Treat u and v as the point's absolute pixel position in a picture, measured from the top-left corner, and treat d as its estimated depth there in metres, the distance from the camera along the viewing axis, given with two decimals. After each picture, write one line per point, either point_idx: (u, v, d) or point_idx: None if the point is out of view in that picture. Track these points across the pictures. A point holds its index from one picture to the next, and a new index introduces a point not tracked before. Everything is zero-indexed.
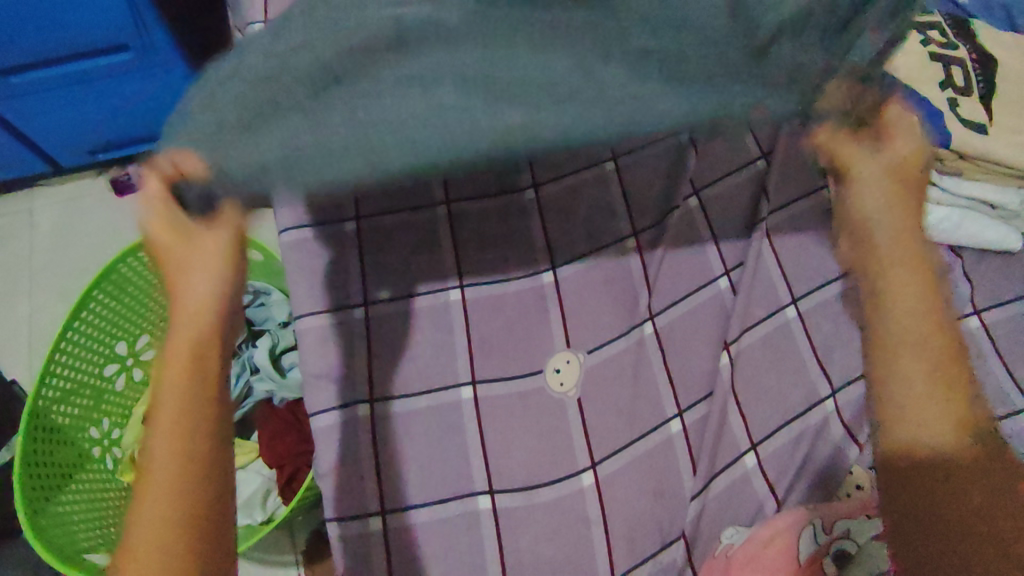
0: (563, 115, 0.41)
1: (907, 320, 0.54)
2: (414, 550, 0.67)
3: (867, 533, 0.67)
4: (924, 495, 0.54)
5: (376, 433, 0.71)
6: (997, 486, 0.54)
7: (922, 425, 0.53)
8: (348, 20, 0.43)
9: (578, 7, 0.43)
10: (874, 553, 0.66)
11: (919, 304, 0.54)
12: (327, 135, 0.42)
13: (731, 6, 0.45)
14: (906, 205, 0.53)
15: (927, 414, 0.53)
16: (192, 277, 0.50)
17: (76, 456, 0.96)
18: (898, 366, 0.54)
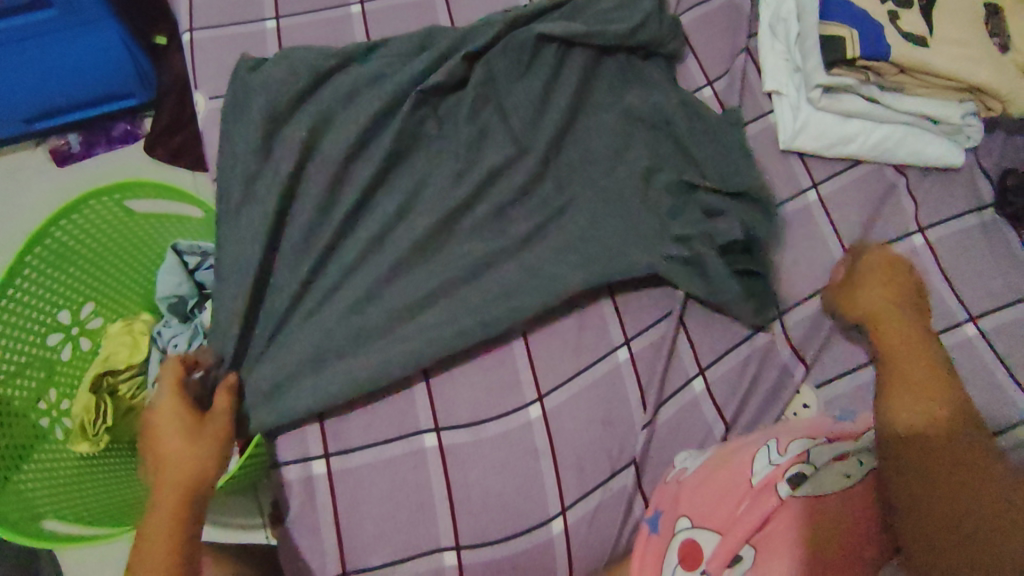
0: (488, 168, 0.78)
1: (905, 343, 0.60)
2: (361, 490, 0.67)
3: (825, 456, 0.58)
4: (930, 445, 0.51)
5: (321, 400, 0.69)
6: (977, 451, 0.50)
7: (914, 388, 0.56)
8: (364, 123, 0.77)
9: (496, 119, 0.81)
10: (831, 476, 0.56)
11: (910, 341, 0.61)
12: (363, 192, 0.76)
13: (574, 102, 0.82)
14: (884, 272, 0.66)
15: (914, 381, 0.56)
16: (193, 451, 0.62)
17: (30, 427, 0.94)
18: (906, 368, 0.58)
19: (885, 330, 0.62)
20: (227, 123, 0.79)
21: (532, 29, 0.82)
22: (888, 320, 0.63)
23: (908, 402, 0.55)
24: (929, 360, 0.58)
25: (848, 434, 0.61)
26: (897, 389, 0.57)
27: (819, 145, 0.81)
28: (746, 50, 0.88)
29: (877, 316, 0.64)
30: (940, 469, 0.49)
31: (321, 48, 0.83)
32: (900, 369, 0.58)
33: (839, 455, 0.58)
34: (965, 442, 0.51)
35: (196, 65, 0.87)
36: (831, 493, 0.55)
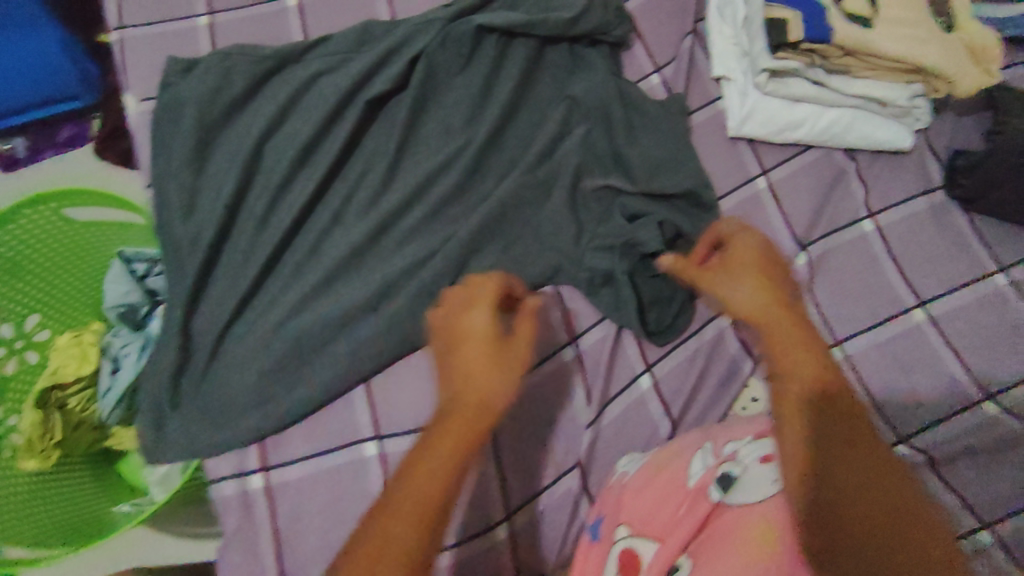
0: (429, 170, 0.76)
1: (785, 342, 0.57)
2: (300, 503, 0.65)
3: (754, 455, 0.58)
4: (840, 457, 0.51)
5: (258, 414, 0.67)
6: (869, 458, 0.52)
7: (799, 391, 0.55)
8: (302, 129, 0.76)
9: (438, 122, 0.79)
10: (760, 476, 0.56)
11: (789, 331, 0.57)
12: (301, 198, 0.74)
13: (517, 97, 0.80)
14: (760, 265, 0.61)
15: (802, 379, 0.55)
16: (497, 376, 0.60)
17: None
18: (791, 371, 0.55)
19: (769, 327, 0.58)
20: (160, 131, 0.76)
21: (471, 20, 0.79)
22: (774, 317, 0.58)
23: (806, 411, 0.54)
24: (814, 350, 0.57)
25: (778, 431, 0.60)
26: (792, 403, 0.54)
27: (766, 131, 0.79)
28: (693, 33, 0.85)
29: (761, 307, 0.59)
30: (857, 480, 0.50)
31: (255, 47, 0.80)
32: (791, 370, 0.55)
33: (765, 456, 0.57)
34: (865, 441, 0.52)
35: (125, 68, 0.83)
36: (757, 499, 0.55)
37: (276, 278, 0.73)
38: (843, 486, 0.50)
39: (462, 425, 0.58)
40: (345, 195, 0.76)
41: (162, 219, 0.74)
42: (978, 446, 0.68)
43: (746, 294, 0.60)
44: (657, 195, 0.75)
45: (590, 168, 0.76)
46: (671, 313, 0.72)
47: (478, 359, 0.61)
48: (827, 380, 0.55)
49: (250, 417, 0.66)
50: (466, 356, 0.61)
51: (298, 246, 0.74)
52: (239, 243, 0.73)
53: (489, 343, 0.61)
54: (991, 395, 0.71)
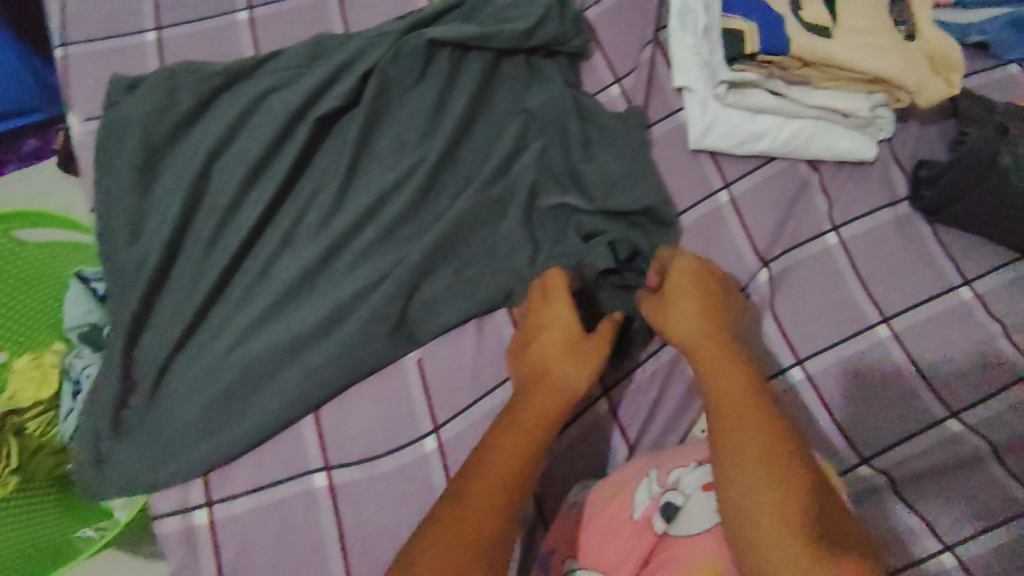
0: (381, 188, 0.74)
1: (721, 375, 0.58)
2: (246, 538, 0.63)
3: (696, 483, 0.57)
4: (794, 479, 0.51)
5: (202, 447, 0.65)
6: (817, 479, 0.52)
7: (740, 424, 0.55)
8: (250, 149, 0.74)
9: (391, 139, 0.77)
10: (700, 505, 0.55)
11: (726, 364, 0.59)
12: (248, 220, 0.72)
13: (473, 111, 0.78)
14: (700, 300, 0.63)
15: (738, 411, 0.56)
16: (572, 365, 0.60)
17: None
18: (730, 404, 0.56)
19: (708, 363, 0.59)
20: (103, 151, 0.74)
21: (424, 33, 0.77)
22: (711, 355, 0.60)
23: (749, 443, 0.53)
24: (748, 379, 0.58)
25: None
26: (733, 436, 0.54)
27: (727, 143, 0.77)
28: (654, 42, 0.82)
29: (701, 346, 0.61)
30: (803, 498, 0.51)
31: (202, 63, 0.77)
32: (727, 402, 0.57)
33: (708, 482, 0.56)
34: (803, 459, 0.53)
35: (70, 86, 0.80)
36: (697, 531, 0.54)
37: (224, 304, 0.70)
38: (803, 505, 0.50)
39: (542, 413, 0.58)
40: (296, 216, 0.73)
41: (105, 244, 0.72)
42: (943, 465, 0.67)
43: (687, 330, 0.62)
44: (614, 213, 0.74)
45: (547, 186, 0.75)
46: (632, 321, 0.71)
47: (557, 349, 0.62)
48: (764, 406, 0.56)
49: (194, 450, 0.64)
50: (542, 348, 0.62)
51: (246, 270, 0.72)
52: (185, 268, 0.71)
53: (567, 334, 0.62)
54: (955, 412, 0.69)
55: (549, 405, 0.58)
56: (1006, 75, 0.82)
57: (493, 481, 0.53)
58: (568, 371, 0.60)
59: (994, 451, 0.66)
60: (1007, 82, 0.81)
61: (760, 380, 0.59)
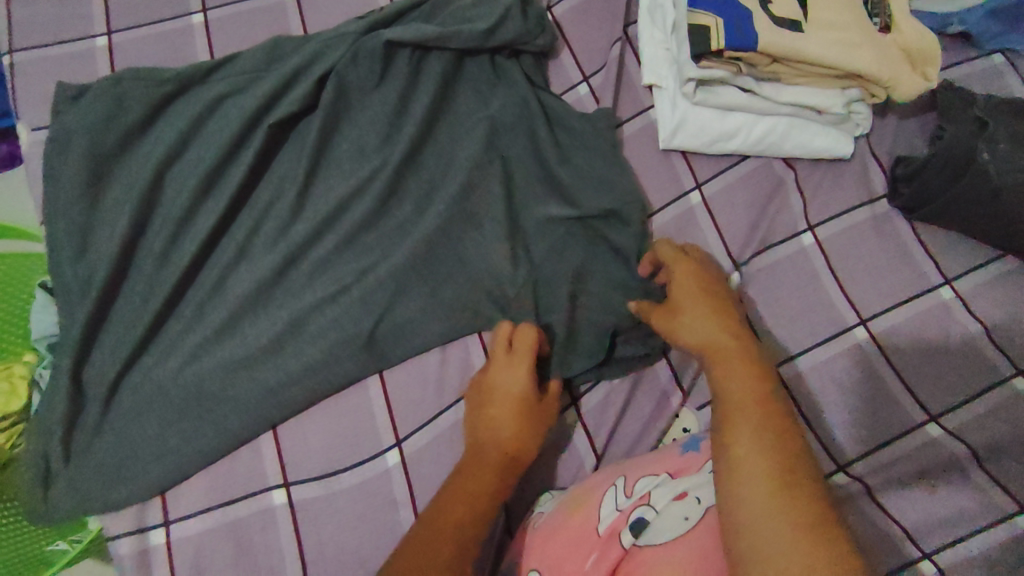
0: (340, 195, 0.72)
1: (732, 377, 0.57)
2: (202, 560, 0.62)
3: (667, 496, 0.54)
4: (795, 486, 0.49)
5: (157, 467, 0.63)
6: (820, 490, 0.49)
7: (748, 424, 0.53)
8: (203, 158, 0.72)
9: (351, 143, 0.74)
10: (672, 516, 0.53)
11: (741, 366, 0.57)
12: (202, 231, 0.70)
13: (435, 114, 0.75)
14: (715, 305, 0.63)
15: (747, 410, 0.54)
16: (522, 433, 0.60)
17: None
18: (739, 404, 0.54)
19: (721, 359, 0.58)
20: (49, 164, 0.72)
21: (380, 35, 0.74)
22: (726, 352, 0.58)
23: (748, 445, 0.51)
24: (761, 375, 0.56)
25: (690, 465, 0.57)
26: (737, 423, 0.53)
27: (698, 142, 0.75)
28: (623, 37, 0.80)
29: (713, 344, 0.59)
30: (800, 510, 0.47)
31: (152, 69, 0.75)
32: (736, 403, 0.55)
33: (677, 494, 0.54)
34: (807, 474, 0.50)
35: (17, 94, 0.78)
36: (670, 540, 0.52)
37: (176, 319, 0.68)
38: (801, 512, 0.47)
39: (486, 481, 0.57)
40: (251, 227, 0.71)
41: (53, 259, 0.70)
42: (922, 470, 0.65)
43: (695, 332, 0.61)
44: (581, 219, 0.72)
45: (510, 191, 0.73)
46: (586, 368, 0.68)
47: (507, 414, 0.60)
48: (773, 410, 0.54)
49: (148, 469, 0.63)
50: (494, 412, 0.61)
51: (201, 282, 0.70)
52: (137, 282, 0.69)
53: (518, 400, 0.61)
54: (934, 416, 0.67)
55: (496, 476, 0.57)
56: (990, 65, 0.79)
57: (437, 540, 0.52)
58: (514, 438, 0.59)
59: (972, 456, 0.64)
60: (989, 74, 0.79)
61: (773, 385, 0.56)
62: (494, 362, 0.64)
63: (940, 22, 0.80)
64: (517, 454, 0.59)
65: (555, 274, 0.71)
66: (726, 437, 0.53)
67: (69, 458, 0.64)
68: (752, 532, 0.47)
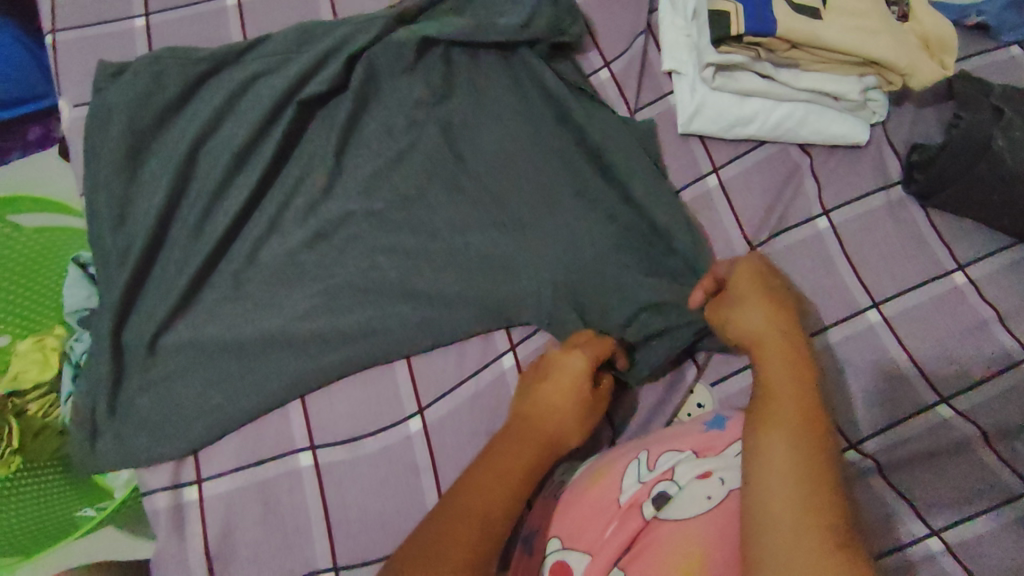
0: (370, 174, 0.75)
1: (773, 376, 0.58)
2: (232, 516, 0.65)
3: (691, 473, 0.55)
4: (818, 493, 0.50)
5: (195, 427, 0.66)
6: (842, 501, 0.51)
7: (783, 423, 0.54)
8: (237, 134, 0.75)
9: (379, 123, 0.77)
10: (695, 492, 0.54)
11: (784, 368, 0.58)
12: (235, 204, 0.73)
13: (461, 96, 0.78)
14: (771, 299, 0.62)
15: (784, 411, 0.55)
16: (564, 429, 0.61)
17: None
18: (777, 404, 0.56)
19: (765, 355, 0.59)
20: (89, 138, 0.75)
21: (417, 31, 0.77)
22: (771, 348, 0.59)
23: (779, 444, 0.53)
24: (802, 379, 0.57)
25: (713, 444, 0.58)
26: (777, 420, 0.54)
27: (716, 127, 0.77)
28: (646, 29, 0.82)
29: (759, 339, 0.60)
30: (819, 515, 0.49)
31: (189, 49, 0.78)
32: (775, 400, 0.56)
33: (702, 471, 0.55)
34: (831, 483, 0.51)
35: (59, 71, 0.82)
36: (691, 515, 0.53)
37: (210, 288, 0.71)
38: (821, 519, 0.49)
39: (524, 467, 0.57)
40: (281, 202, 0.74)
41: (93, 229, 0.73)
42: (931, 451, 0.66)
43: (748, 319, 0.61)
44: (599, 202, 0.75)
45: (533, 174, 0.76)
46: (638, 382, 0.69)
47: (557, 408, 0.61)
48: (811, 414, 0.55)
49: (185, 430, 0.66)
50: (545, 404, 0.61)
51: (233, 254, 0.73)
52: (174, 251, 0.72)
53: (572, 395, 0.61)
54: (945, 398, 0.68)
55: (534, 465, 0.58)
56: (1010, 56, 0.80)
57: (468, 517, 0.53)
58: (558, 432, 0.60)
59: (984, 438, 0.65)
60: (1008, 65, 0.79)
61: (813, 391, 0.57)
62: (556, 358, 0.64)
63: (959, 13, 0.82)
64: (553, 449, 0.60)
65: (575, 252, 0.73)
66: (762, 431, 0.54)
67: (112, 415, 0.67)
68: (768, 524, 0.49)
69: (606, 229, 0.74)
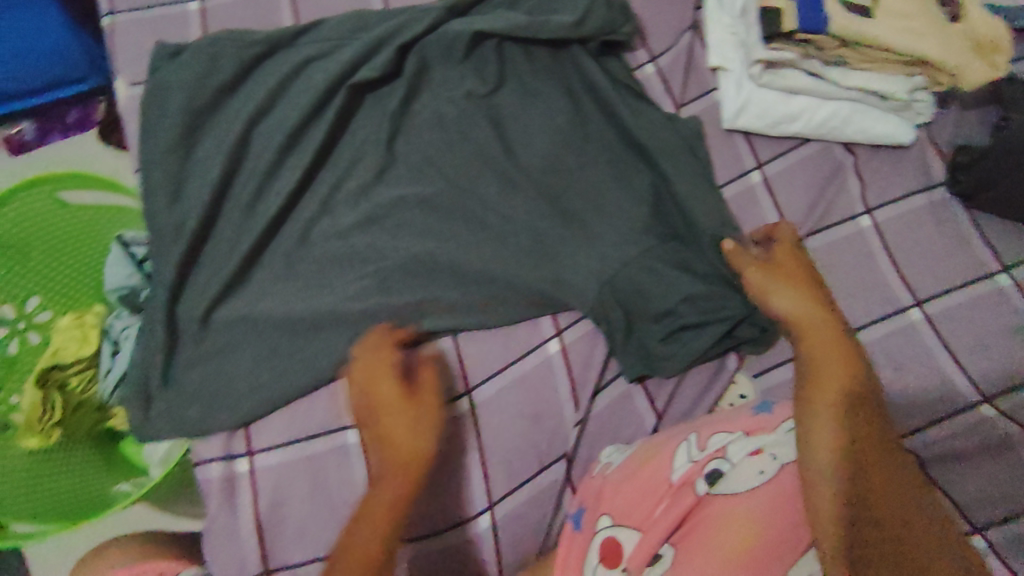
0: (421, 161, 0.77)
1: (819, 356, 0.60)
2: (280, 488, 0.66)
3: (742, 452, 0.58)
4: (867, 470, 0.55)
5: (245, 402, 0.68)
6: (891, 474, 0.55)
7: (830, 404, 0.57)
8: (290, 116, 0.76)
9: (431, 111, 0.79)
10: (746, 470, 0.57)
11: (831, 350, 0.60)
12: (289, 185, 0.74)
13: (511, 88, 0.80)
14: (807, 287, 0.64)
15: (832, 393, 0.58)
16: (411, 438, 0.60)
17: None
18: (824, 384, 0.58)
19: (810, 335, 0.61)
20: (147, 116, 0.76)
21: (471, 24, 0.78)
22: (815, 330, 0.62)
23: (829, 426, 0.56)
24: (847, 358, 0.60)
25: (764, 425, 0.60)
26: (822, 404, 0.57)
27: (761, 124, 0.78)
28: (692, 29, 0.84)
29: (802, 321, 0.62)
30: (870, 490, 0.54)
31: (244, 32, 0.79)
32: (823, 380, 0.59)
33: (753, 450, 0.58)
34: (880, 456, 0.56)
35: (115, 50, 0.84)
36: (744, 491, 0.56)
37: (263, 266, 0.73)
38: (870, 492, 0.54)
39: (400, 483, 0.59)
40: (333, 184, 0.76)
41: (148, 203, 0.74)
42: (968, 449, 0.68)
43: (788, 304, 0.63)
44: (645, 193, 0.77)
45: (580, 166, 0.78)
46: (677, 371, 0.71)
47: (397, 418, 0.60)
48: (858, 391, 0.58)
49: (236, 403, 0.68)
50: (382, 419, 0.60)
51: (286, 234, 0.74)
52: (229, 229, 0.74)
53: (400, 409, 0.60)
54: (988, 398, 0.69)
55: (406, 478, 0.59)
56: None
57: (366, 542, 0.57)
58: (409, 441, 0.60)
59: None
60: None
61: (858, 368, 0.60)
62: (382, 395, 0.61)
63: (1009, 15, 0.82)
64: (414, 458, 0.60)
65: (620, 241, 0.73)
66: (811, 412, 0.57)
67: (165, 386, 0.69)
68: (821, 502, 0.53)
69: (651, 219, 0.75)
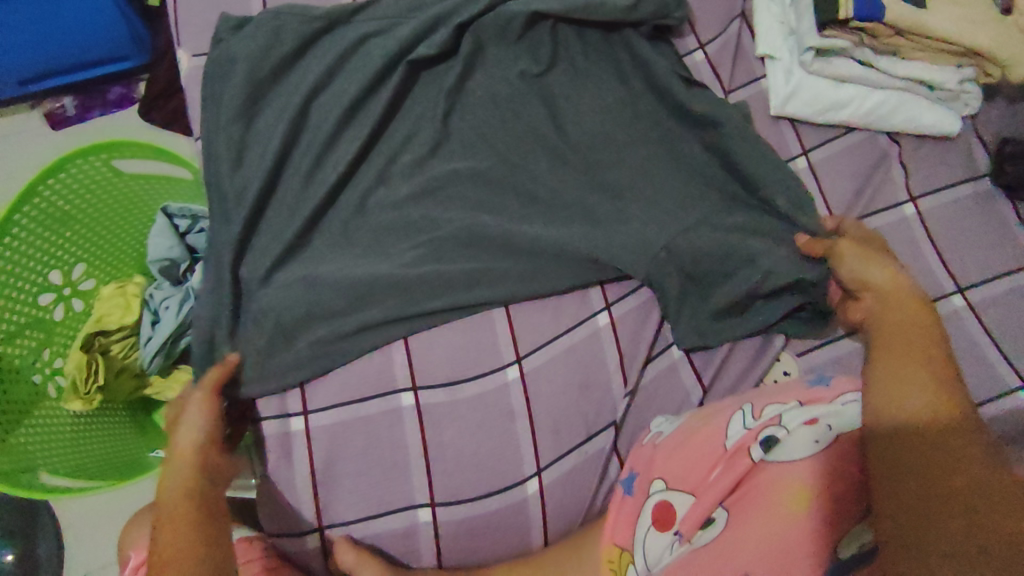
0: (476, 137, 0.79)
1: (893, 334, 0.59)
2: (337, 446, 0.69)
3: (798, 419, 0.58)
4: (923, 446, 0.49)
5: (302, 363, 0.70)
6: (956, 454, 0.48)
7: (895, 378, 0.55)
8: (349, 89, 0.78)
9: (486, 89, 0.80)
10: (802, 438, 0.57)
11: (903, 329, 0.59)
12: (348, 155, 0.76)
13: (565, 69, 0.81)
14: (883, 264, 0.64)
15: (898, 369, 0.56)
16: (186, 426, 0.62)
17: (29, 393, 0.88)
18: (892, 359, 0.57)
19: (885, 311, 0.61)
20: (211, 88, 0.78)
21: (528, 4, 0.79)
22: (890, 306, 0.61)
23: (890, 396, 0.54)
24: (923, 339, 0.58)
25: (820, 397, 0.61)
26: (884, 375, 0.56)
27: (811, 110, 0.79)
28: (741, 15, 0.85)
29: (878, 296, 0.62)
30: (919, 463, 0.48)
31: (305, 7, 0.81)
32: (889, 356, 0.57)
33: (810, 418, 0.58)
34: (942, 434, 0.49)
35: (178, 23, 0.86)
36: (800, 459, 0.57)
37: (320, 233, 0.75)
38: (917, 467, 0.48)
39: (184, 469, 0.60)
40: (389, 157, 0.78)
41: (212, 168, 0.76)
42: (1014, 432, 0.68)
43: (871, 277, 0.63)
44: (695, 174, 0.78)
45: (631, 145, 0.78)
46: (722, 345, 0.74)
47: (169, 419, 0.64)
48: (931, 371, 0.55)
49: (293, 363, 0.70)
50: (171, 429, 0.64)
51: (343, 203, 0.76)
52: (287, 196, 0.76)
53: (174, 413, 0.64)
54: None
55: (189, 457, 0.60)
56: None
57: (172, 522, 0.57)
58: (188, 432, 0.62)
59: None
60: None
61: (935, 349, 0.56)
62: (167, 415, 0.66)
63: None
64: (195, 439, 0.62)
65: (671, 218, 0.74)
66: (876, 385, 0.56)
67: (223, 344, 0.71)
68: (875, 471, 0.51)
69: (701, 199, 0.76)
